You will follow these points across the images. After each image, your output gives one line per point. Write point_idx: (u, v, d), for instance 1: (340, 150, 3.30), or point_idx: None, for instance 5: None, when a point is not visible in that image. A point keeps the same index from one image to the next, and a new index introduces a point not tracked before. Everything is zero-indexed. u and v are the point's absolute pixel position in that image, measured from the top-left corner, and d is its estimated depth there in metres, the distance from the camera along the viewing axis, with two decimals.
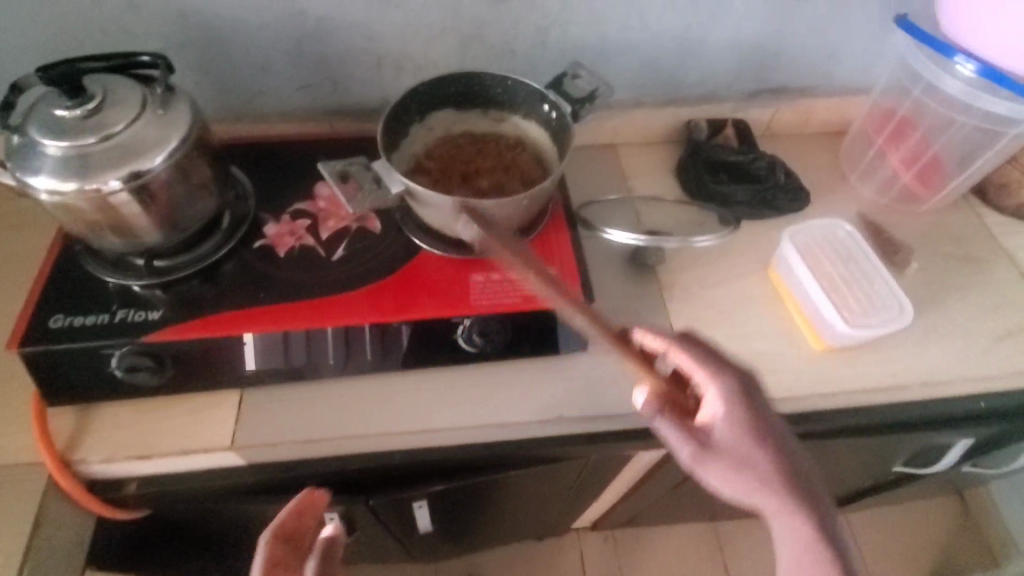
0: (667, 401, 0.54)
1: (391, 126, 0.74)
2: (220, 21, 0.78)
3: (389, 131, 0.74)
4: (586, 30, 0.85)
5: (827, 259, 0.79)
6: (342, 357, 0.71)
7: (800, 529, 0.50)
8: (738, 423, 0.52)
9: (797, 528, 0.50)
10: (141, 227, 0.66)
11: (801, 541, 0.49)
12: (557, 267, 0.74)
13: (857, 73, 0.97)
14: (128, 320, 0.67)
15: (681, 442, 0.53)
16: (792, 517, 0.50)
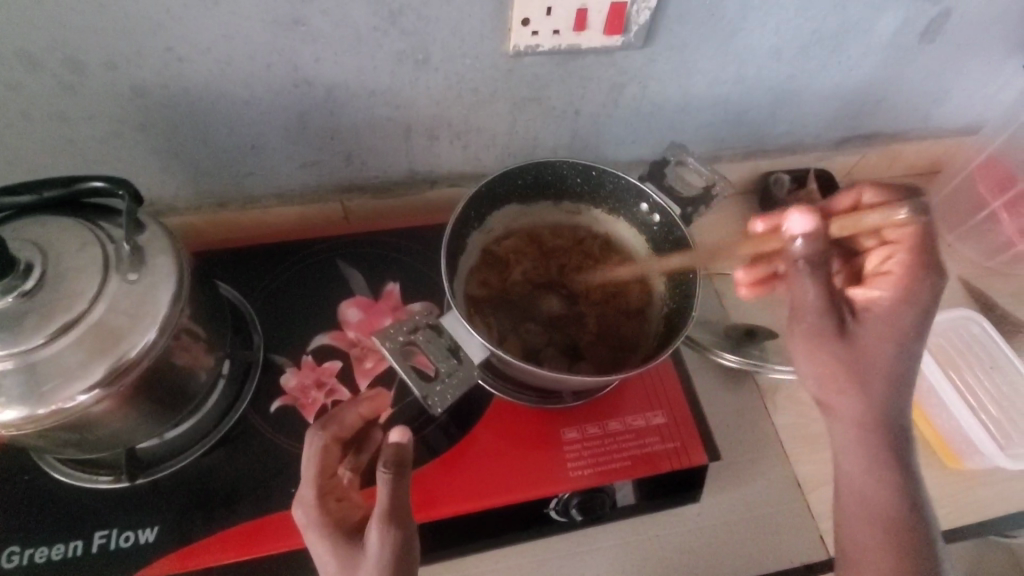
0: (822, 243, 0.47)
1: (451, 241, 0.57)
2: (194, 98, 0.57)
3: (449, 247, 0.56)
4: (670, 86, 0.68)
5: (965, 368, 0.68)
6: None
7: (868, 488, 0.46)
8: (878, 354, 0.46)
9: (869, 401, 0.45)
10: (121, 427, 0.47)
11: (872, 516, 0.45)
12: (667, 412, 0.59)
13: (959, 116, 0.83)
14: (111, 549, 0.49)
15: (815, 309, 0.46)
16: (858, 412, 0.46)
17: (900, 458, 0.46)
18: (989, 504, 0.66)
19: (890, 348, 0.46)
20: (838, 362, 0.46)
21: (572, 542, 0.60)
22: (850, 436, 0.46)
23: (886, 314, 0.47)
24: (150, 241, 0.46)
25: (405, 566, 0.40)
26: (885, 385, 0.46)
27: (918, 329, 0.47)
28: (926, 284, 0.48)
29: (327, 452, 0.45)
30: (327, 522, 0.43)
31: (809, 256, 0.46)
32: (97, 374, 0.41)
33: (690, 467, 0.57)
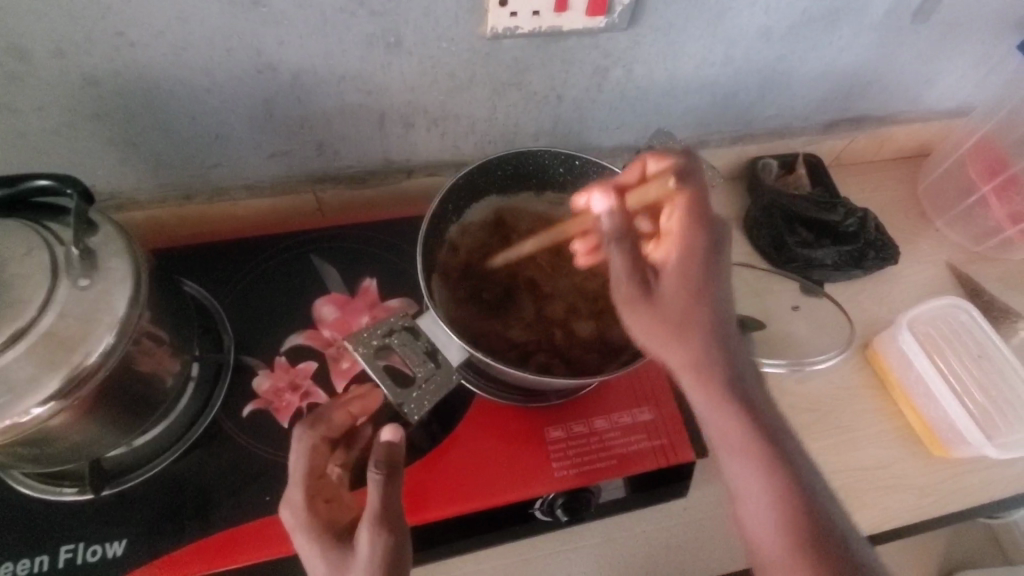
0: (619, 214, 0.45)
1: (427, 238, 0.54)
2: (149, 85, 0.53)
3: (426, 244, 0.54)
4: (655, 69, 0.65)
5: (953, 355, 0.67)
6: None
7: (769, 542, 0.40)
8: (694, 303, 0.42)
9: (698, 351, 0.42)
10: (83, 438, 0.45)
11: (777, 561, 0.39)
12: (654, 409, 0.57)
13: (949, 97, 0.82)
14: (78, 564, 0.47)
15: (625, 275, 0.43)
16: (699, 368, 0.42)
17: (757, 414, 0.41)
18: (972, 491, 0.66)
19: (701, 301, 0.42)
20: (656, 327, 0.42)
21: (560, 540, 0.59)
22: (699, 396, 0.42)
23: (676, 267, 0.43)
24: (103, 241, 0.43)
25: (397, 568, 0.38)
26: (708, 330, 0.42)
27: (710, 275, 0.43)
28: (705, 235, 0.44)
29: (318, 451, 0.44)
30: (318, 525, 0.41)
31: (614, 231, 0.43)
32: (50, 386, 0.38)
33: (677, 464, 0.55)
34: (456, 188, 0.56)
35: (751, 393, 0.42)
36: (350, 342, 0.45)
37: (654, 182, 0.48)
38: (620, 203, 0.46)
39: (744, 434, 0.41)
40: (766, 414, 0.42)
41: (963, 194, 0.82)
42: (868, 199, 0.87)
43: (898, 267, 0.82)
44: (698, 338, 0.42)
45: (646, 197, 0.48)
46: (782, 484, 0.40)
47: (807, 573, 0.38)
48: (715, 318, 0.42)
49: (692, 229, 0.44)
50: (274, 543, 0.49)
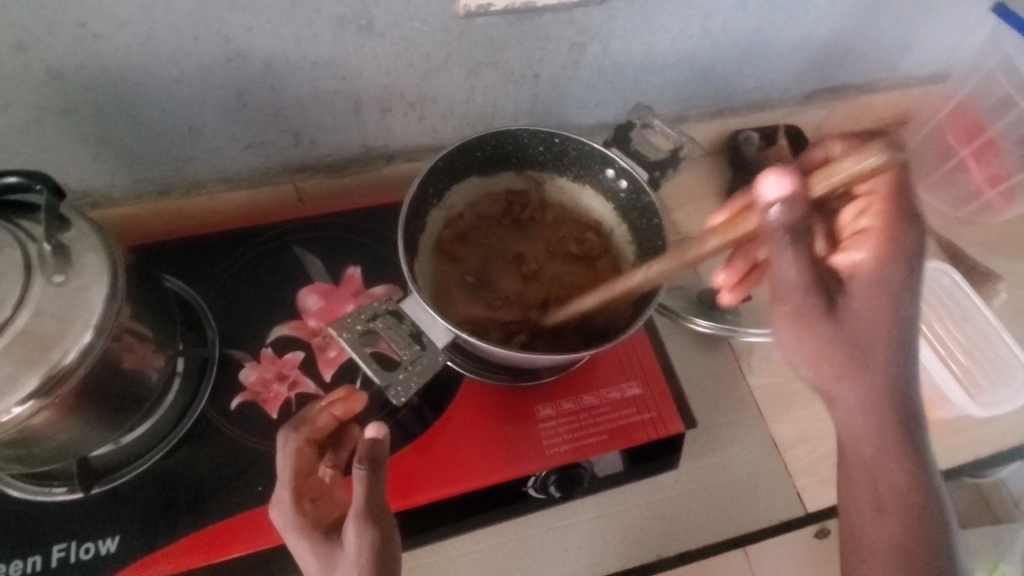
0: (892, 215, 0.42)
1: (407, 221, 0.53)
2: (116, 78, 0.52)
3: (406, 228, 0.53)
4: (632, 44, 0.64)
5: (935, 318, 0.68)
6: None
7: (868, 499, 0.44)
8: (868, 324, 0.42)
9: (872, 382, 0.42)
10: (68, 436, 0.44)
11: (887, 504, 0.44)
12: (642, 383, 0.58)
13: (927, 63, 0.82)
14: (71, 562, 0.47)
15: (801, 290, 0.41)
16: (862, 395, 0.43)
17: (910, 445, 0.43)
18: (957, 450, 0.67)
19: (888, 318, 0.42)
20: (824, 339, 0.42)
21: (555, 515, 0.60)
22: (855, 418, 0.43)
23: (872, 278, 0.43)
24: (76, 238, 0.42)
25: (385, 561, 0.39)
26: (890, 354, 0.42)
27: (903, 295, 0.43)
28: (911, 235, 0.43)
29: (303, 454, 0.44)
30: (305, 524, 0.41)
31: (787, 227, 0.37)
32: (28, 385, 0.38)
33: (666, 437, 0.56)
34: (435, 172, 0.55)
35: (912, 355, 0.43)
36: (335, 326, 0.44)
37: (846, 160, 0.34)
38: (816, 185, 0.36)
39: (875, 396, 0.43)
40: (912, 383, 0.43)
41: (943, 159, 0.83)
42: None
43: None
44: (842, 350, 0.42)
45: (814, 191, 0.36)
46: (898, 445, 0.43)
47: None
48: (903, 303, 0.43)
49: (913, 231, 0.43)
50: (267, 533, 0.49)
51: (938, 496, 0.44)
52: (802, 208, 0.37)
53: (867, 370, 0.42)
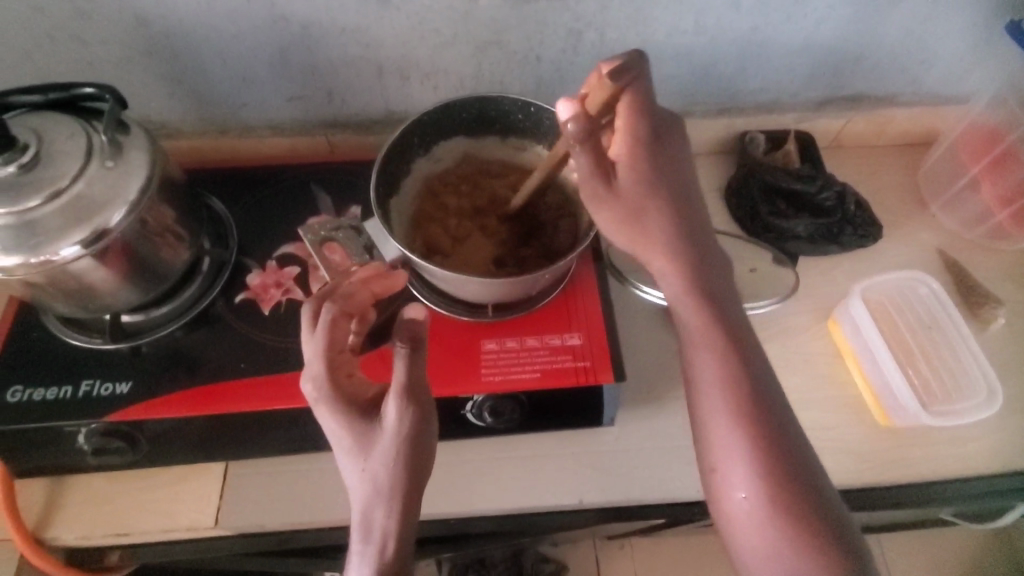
0: (643, 104, 0.48)
1: (388, 165, 0.62)
2: (187, 27, 0.65)
3: (386, 171, 0.62)
4: (627, 34, 0.71)
5: (904, 325, 0.69)
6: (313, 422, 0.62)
7: (735, 450, 0.44)
8: (636, 194, 0.48)
9: (660, 245, 0.48)
10: (102, 291, 0.57)
11: (739, 454, 0.44)
12: (583, 334, 0.63)
13: (950, 79, 0.81)
14: (94, 396, 0.59)
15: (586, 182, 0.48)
16: (664, 259, 0.48)
17: (723, 314, 0.48)
18: (914, 463, 0.66)
19: (653, 192, 0.48)
20: (615, 216, 0.49)
21: (492, 447, 0.68)
22: (671, 288, 0.48)
23: (626, 165, 0.48)
24: (131, 139, 0.55)
25: (423, 435, 0.44)
26: (663, 221, 0.48)
27: (657, 172, 0.48)
28: (646, 122, 0.48)
29: (335, 324, 0.49)
30: (340, 399, 0.46)
31: (572, 138, 0.47)
32: (73, 237, 0.50)
33: (596, 384, 0.61)
34: (422, 122, 0.63)
35: (727, 303, 0.48)
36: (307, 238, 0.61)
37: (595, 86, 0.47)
38: (593, 101, 0.47)
39: (724, 361, 0.46)
40: (741, 337, 0.47)
41: (955, 178, 0.81)
42: (861, 177, 0.87)
43: (881, 246, 0.82)
44: (636, 232, 0.48)
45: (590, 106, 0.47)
46: (746, 396, 0.45)
47: (755, 473, 0.43)
48: (674, 207, 0.48)
49: (644, 117, 0.48)
50: (244, 401, 0.60)
51: (758, 372, 0.46)
52: (586, 120, 0.47)
53: (659, 247, 0.48)
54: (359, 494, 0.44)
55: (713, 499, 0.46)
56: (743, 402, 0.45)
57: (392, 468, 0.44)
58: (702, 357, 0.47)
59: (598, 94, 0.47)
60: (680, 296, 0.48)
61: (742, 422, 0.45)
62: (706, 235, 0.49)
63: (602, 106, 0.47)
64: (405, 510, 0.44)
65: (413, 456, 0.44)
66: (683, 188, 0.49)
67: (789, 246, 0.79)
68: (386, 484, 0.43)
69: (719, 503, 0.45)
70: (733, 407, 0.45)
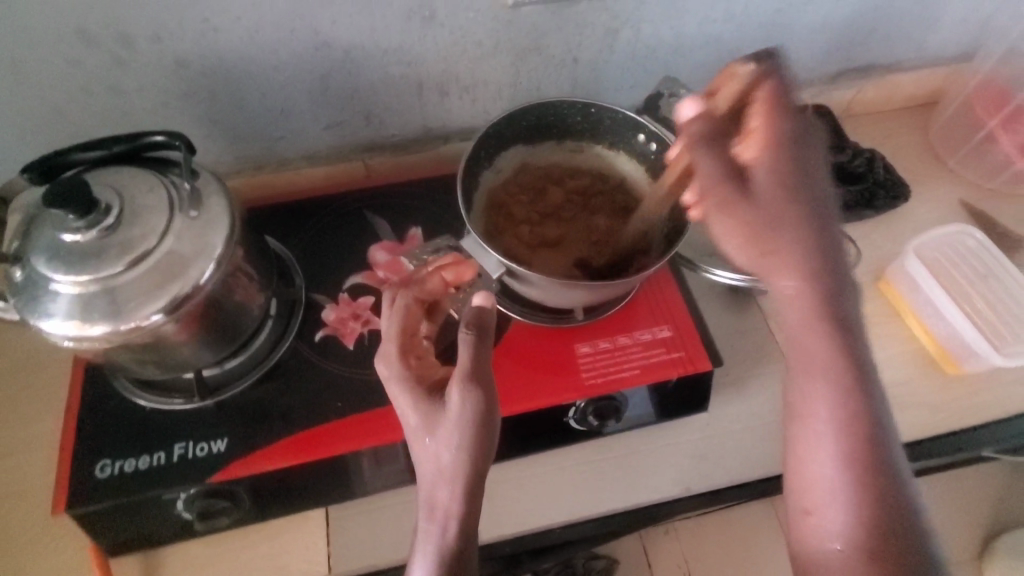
0: (780, 106, 0.45)
1: (465, 181, 0.61)
2: (228, 64, 0.63)
3: (464, 188, 0.61)
4: (661, 27, 0.72)
5: (962, 277, 0.72)
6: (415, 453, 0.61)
7: (839, 511, 0.40)
8: (774, 200, 0.42)
9: (795, 261, 0.42)
10: (188, 346, 0.55)
11: (839, 498, 0.40)
12: (672, 325, 0.64)
13: (953, 40, 0.86)
14: (189, 458, 0.57)
15: (716, 179, 0.42)
16: (799, 283, 0.42)
17: (852, 353, 0.41)
18: (984, 405, 0.70)
19: (789, 201, 0.42)
20: (750, 229, 0.42)
21: (590, 451, 0.67)
22: (790, 309, 0.42)
23: (766, 168, 0.43)
24: (206, 185, 0.53)
25: (486, 418, 0.43)
26: (798, 237, 0.42)
27: (803, 181, 0.43)
28: (789, 125, 0.44)
29: (409, 311, 0.51)
30: (409, 377, 0.47)
31: (703, 132, 0.43)
32: (167, 296, 0.47)
33: (695, 373, 0.62)
34: (492, 135, 0.63)
35: (861, 335, 0.42)
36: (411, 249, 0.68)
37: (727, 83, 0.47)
38: (724, 100, 0.46)
39: (845, 396, 0.41)
40: (870, 373, 0.42)
41: (971, 134, 0.86)
42: (880, 142, 0.91)
43: (912, 205, 0.85)
44: (773, 244, 0.42)
45: (718, 108, 0.46)
46: (864, 446, 0.40)
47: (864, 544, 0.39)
48: (810, 226, 0.42)
49: (787, 116, 0.44)
50: (351, 440, 0.58)
51: (879, 424, 0.41)
52: (712, 121, 0.44)
53: (788, 263, 0.42)
54: (425, 480, 0.44)
55: (801, 562, 0.42)
56: (858, 459, 0.40)
57: (455, 451, 0.43)
58: (810, 391, 0.42)
59: (730, 90, 0.46)
60: (800, 327, 0.42)
61: (858, 478, 0.40)
62: (844, 266, 0.43)
63: (733, 100, 0.46)
64: (470, 498, 0.42)
65: (472, 438, 0.43)
66: (828, 216, 0.43)
67: (829, 214, 0.81)
68: (445, 469, 0.43)
69: (805, 540, 0.41)
70: (843, 458, 0.40)
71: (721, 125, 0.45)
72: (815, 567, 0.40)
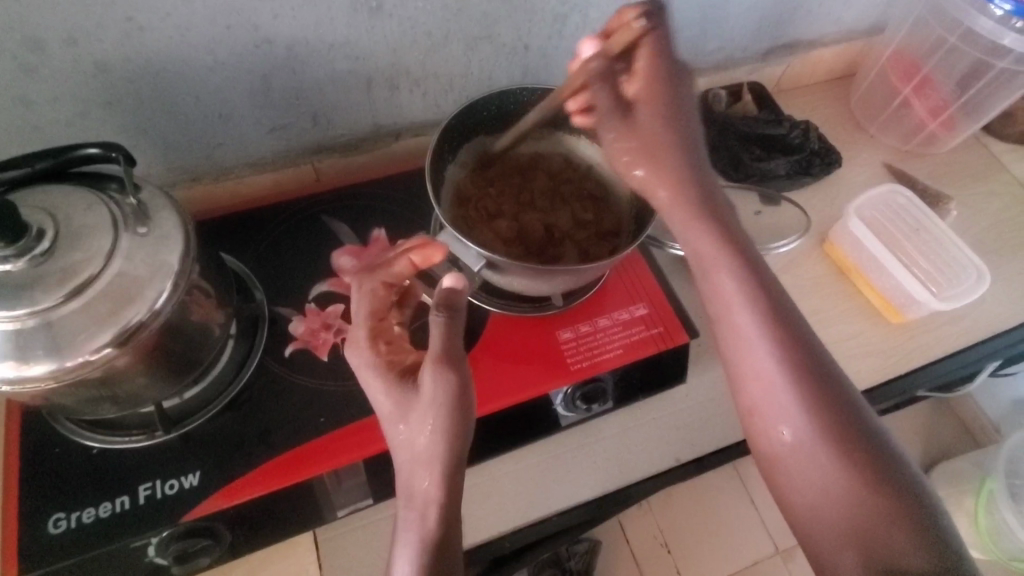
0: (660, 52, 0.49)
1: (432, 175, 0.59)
2: (156, 67, 0.58)
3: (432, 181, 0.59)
4: (607, 12, 0.72)
5: (898, 232, 0.77)
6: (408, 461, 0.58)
7: (771, 383, 0.45)
8: (650, 131, 0.48)
9: (669, 169, 0.48)
10: (147, 378, 0.50)
11: (779, 383, 0.45)
12: (647, 303, 0.65)
13: (866, 15, 0.92)
14: (158, 498, 0.52)
15: (604, 120, 0.49)
16: (675, 187, 0.48)
17: (736, 244, 0.48)
18: (925, 348, 0.77)
19: (667, 126, 0.48)
20: (633, 147, 0.48)
21: (580, 434, 0.66)
22: (677, 215, 0.48)
23: (648, 105, 0.49)
24: (151, 199, 0.48)
25: (461, 402, 0.42)
26: (674, 154, 0.48)
27: (676, 109, 0.49)
28: (667, 65, 0.49)
29: (376, 294, 0.48)
30: (381, 362, 0.45)
31: (597, 74, 0.49)
32: (121, 325, 0.43)
33: (675, 348, 0.63)
34: (457, 126, 0.62)
35: (738, 233, 0.48)
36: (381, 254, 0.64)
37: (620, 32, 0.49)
38: (614, 44, 0.49)
39: (746, 289, 0.47)
40: (755, 261, 0.48)
41: (889, 100, 0.92)
42: (809, 114, 0.97)
43: (843, 170, 0.92)
44: (653, 161, 0.48)
45: (613, 48, 0.50)
46: (777, 323, 0.46)
47: (795, 405, 0.44)
48: (682, 147, 0.49)
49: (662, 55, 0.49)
50: (338, 455, 0.55)
51: (779, 300, 0.47)
52: (609, 57, 0.49)
53: (665, 174, 0.48)
54: (401, 462, 0.43)
55: (756, 440, 0.46)
56: (767, 332, 0.46)
57: (432, 435, 0.42)
58: (719, 284, 0.47)
59: (619, 35, 0.49)
60: (688, 228, 0.48)
61: (773, 349, 0.45)
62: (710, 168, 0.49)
63: (622, 45, 0.49)
64: (450, 488, 0.42)
65: (451, 420, 0.42)
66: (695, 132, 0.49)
67: (771, 184, 0.85)
68: (424, 451, 0.42)
69: (761, 436, 0.46)
70: (760, 335, 0.46)
71: (611, 63, 0.50)
72: (776, 452, 0.45)
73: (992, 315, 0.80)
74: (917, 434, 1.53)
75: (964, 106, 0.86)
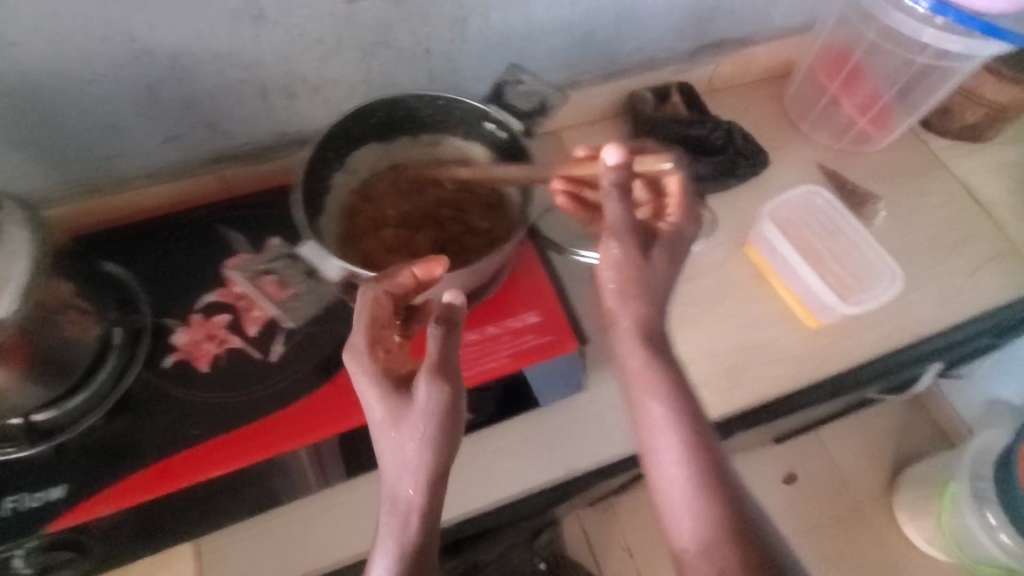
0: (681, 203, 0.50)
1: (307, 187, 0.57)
2: (32, 81, 0.58)
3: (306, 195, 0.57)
4: (510, 15, 0.71)
5: (811, 234, 0.77)
6: (289, 472, 0.58)
7: (706, 551, 0.40)
8: (660, 275, 0.47)
9: (636, 310, 0.45)
10: (8, 389, 0.50)
11: (683, 492, 0.42)
12: (540, 311, 0.64)
13: (797, 12, 0.90)
14: (23, 511, 0.52)
15: (616, 233, 0.47)
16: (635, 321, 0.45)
17: (683, 386, 0.45)
18: (839, 353, 0.76)
19: (670, 276, 0.48)
20: (624, 278, 0.46)
21: (481, 442, 0.66)
22: (632, 353, 0.45)
23: (665, 245, 0.48)
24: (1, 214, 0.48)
25: (451, 417, 0.42)
26: (645, 293, 0.46)
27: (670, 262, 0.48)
28: (688, 224, 0.50)
29: (378, 302, 0.47)
30: (377, 369, 0.44)
31: (619, 181, 0.47)
32: None
33: (564, 355, 0.63)
34: (342, 135, 0.60)
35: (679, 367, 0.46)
36: (247, 287, 0.64)
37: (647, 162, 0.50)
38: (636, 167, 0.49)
39: (681, 438, 0.43)
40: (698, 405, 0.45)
41: (817, 99, 0.90)
42: (742, 113, 0.95)
43: (773, 170, 0.90)
44: (642, 288, 0.46)
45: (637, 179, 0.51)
46: (715, 478, 0.42)
47: None
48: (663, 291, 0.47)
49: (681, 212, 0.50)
50: (211, 466, 0.55)
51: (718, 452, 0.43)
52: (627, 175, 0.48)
53: (633, 309, 0.46)
54: (387, 472, 0.43)
55: None
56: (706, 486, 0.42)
57: (420, 449, 0.41)
58: (654, 428, 0.44)
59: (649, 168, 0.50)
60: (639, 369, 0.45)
61: (713, 506, 0.41)
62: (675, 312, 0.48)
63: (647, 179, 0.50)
64: None
65: (438, 433, 0.41)
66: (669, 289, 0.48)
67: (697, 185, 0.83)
68: (410, 464, 0.41)
69: None
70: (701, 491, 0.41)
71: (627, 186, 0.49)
72: None
73: (915, 319, 0.79)
74: (882, 434, 1.52)
75: (894, 99, 0.85)
